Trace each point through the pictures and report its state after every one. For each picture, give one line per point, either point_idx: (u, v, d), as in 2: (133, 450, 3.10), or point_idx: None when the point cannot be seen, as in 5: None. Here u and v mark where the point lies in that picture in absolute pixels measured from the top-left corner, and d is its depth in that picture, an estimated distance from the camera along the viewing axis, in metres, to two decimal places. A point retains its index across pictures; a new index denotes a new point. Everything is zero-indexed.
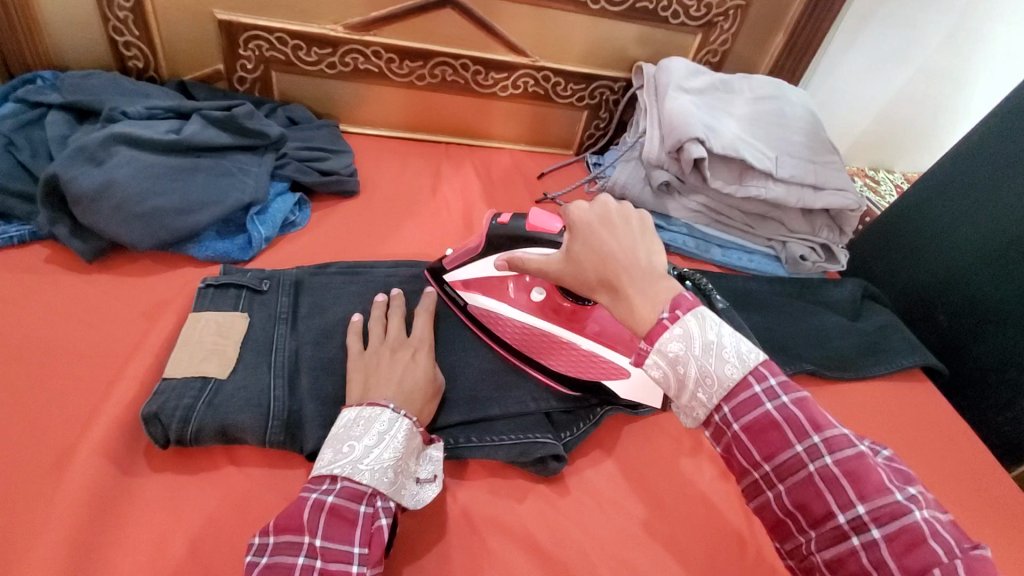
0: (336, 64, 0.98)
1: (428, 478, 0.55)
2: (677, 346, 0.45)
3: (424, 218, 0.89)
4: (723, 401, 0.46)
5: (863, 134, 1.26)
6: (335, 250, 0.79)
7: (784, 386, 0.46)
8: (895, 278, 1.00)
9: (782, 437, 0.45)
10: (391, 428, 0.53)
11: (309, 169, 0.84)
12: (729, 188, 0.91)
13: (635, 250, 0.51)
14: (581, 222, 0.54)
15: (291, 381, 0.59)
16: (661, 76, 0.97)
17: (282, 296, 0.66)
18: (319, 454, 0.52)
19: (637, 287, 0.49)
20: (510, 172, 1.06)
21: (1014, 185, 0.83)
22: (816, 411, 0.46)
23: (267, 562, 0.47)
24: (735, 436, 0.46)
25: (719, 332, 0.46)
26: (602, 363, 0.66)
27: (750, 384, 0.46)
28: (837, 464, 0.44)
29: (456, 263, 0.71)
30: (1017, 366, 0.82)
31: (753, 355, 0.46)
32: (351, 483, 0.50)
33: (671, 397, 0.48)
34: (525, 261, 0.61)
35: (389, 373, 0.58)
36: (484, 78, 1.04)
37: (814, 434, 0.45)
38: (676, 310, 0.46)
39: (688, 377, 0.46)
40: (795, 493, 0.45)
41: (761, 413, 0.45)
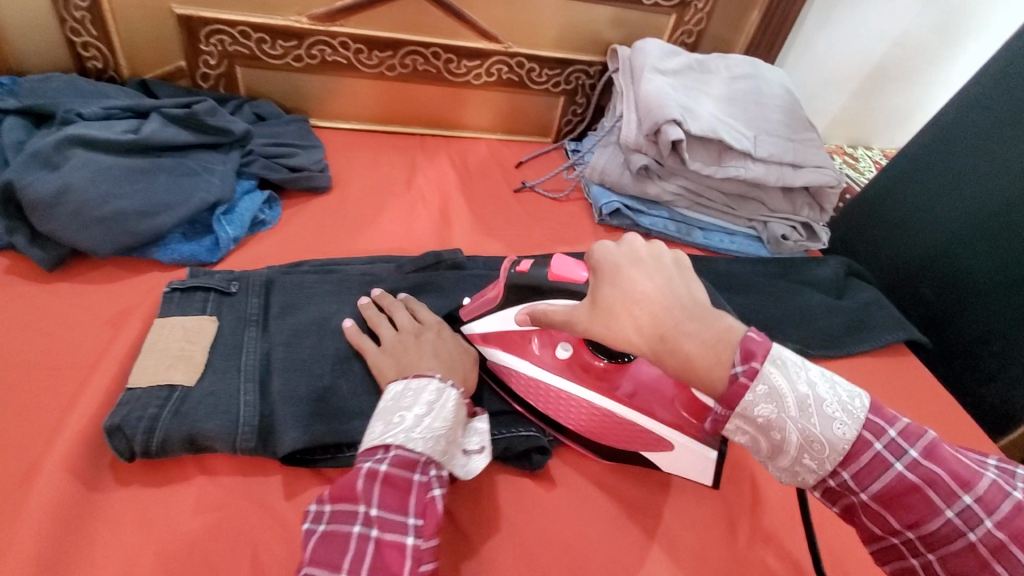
0: (302, 57, 0.95)
1: (476, 449, 0.56)
2: (768, 409, 0.43)
3: (399, 211, 0.87)
4: (841, 465, 0.43)
5: (841, 111, 1.26)
6: (308, 248, 0.77)
7: (909, 440, 0.43)
8: (877, 254, 1.00)
9: (923, 498, 0.42)
10: (439, 398, 0.54)
11: (277, 166, 0.82)
12: (708, 169, 0.90)
13: (674, 289, 0.48)
14: (607, 266, 0.51)
15: (262, 385, 0.57)
16: (637, 58, 0.96)
17: (252, 297, 0.64)
18: (371, 428, 0.53)
19: (690, 334, 0.45)
20: (488, 162, 1.04)
21: (994, 154, 0.83)
22: (954, 465, 0.42)
23: (324, 531, 0.47)
24: (865, 502, 0.44)
25: (811, 382, 0.44)
26: (641, 429, 0.60)
27: (871, 443, 0.43)
28: (998, 527, 0.41)
29: (473, 314, 0.66)
30: (1002, 336, 0.82)
31: (861, 406, 0.44)
32: (403, 452, 0.50)
33: (767, 460, 0.46)
34: (550, 314, 0.57)
35: (421, 352, 0.59)
36: (457, 66, 1.02)
37: (963, 495, 0.41)
38: (751, 362, 0.43)
39: (788, 441, 0.43)
40: (950, 561, 0.42)
41: (893, 476, 0.43)
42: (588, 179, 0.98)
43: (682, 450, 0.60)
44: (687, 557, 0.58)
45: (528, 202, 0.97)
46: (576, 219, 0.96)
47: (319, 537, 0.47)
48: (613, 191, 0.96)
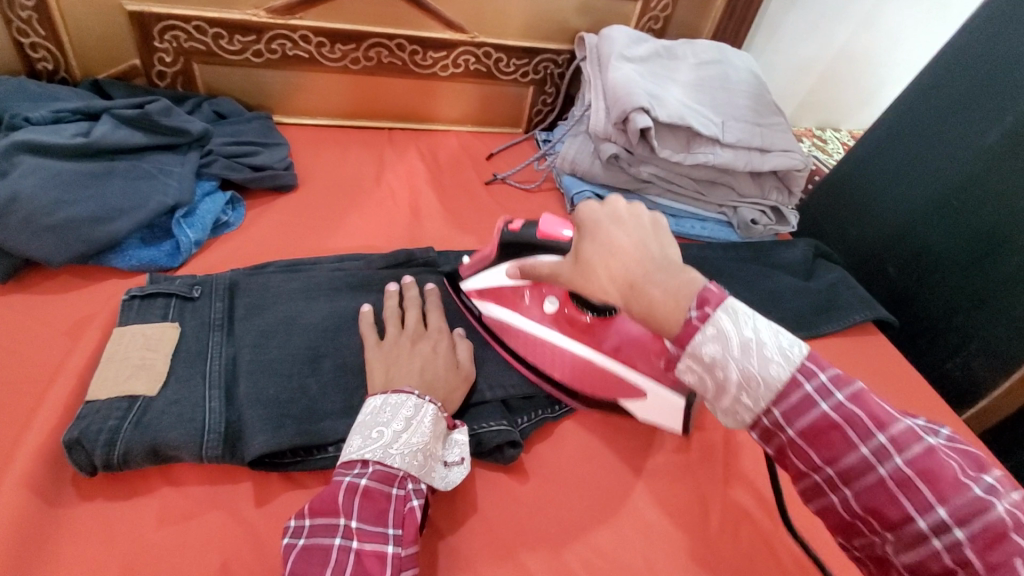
0: (262, 52, 0.93)
1: (456, 461, 0.56)
2: (714, 348, 0.43)
3: (368, 208, 0.85)
4: (773, 403, 0.43)
5: (809, 94, 1.27)
6: (274, 249, 0.75)
7: (836, 381, 0.42)
8: (846, 235, 1.01)
9: (844, 438, 0.41)
10: (417, 414, 0.54)
11: (239, 166, 0.80)
12: (677, 156, 0.89)
13: (647, 244, 0.50)
14: (590, 222, 0.55)
15: (228, 391, 0.56)
16: (603, 46, 0.95)
17: (216, 301, 0.63)
18: (348, 441, 0.53)
19: (656, 281, 0.47)
20: (458, 155, 1.03)
21: (953, 132, 0.84)
22: (876, 406, 0.42)
23: (304, 544, 0.47)
24: (789, 439, 0.43)
25: (755, 328, 0.43)
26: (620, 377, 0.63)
27: (800, 382, 0.42)
28: (909, 464, 0.39)
29: (472, 271, 0.69)
30: (965, 312, 0.84)
31: (796, 349, 0.43)
32: (383, 467, 0.51)
33: (712, 402, 0.46)
34: (535, 266, 0.62)
35: (408, 363, 0.59)
36: (423, 57, 1.00)
37: (878, 433, 0.40)
38: (704, 306, 0.44)
39: (730, 381, 0.43)
40: (864, 497, 0.41)
41: (816, 414, 0.42)
42: (560, 169, 0.98)
43: (655, 398, 0.62)
44: (661, 542, 0.59)
45: (499, 194, 0.96)
46: (547, 210, 0.96)
47: (300, 551, 0.47)
48: (584, 180, 0.96)
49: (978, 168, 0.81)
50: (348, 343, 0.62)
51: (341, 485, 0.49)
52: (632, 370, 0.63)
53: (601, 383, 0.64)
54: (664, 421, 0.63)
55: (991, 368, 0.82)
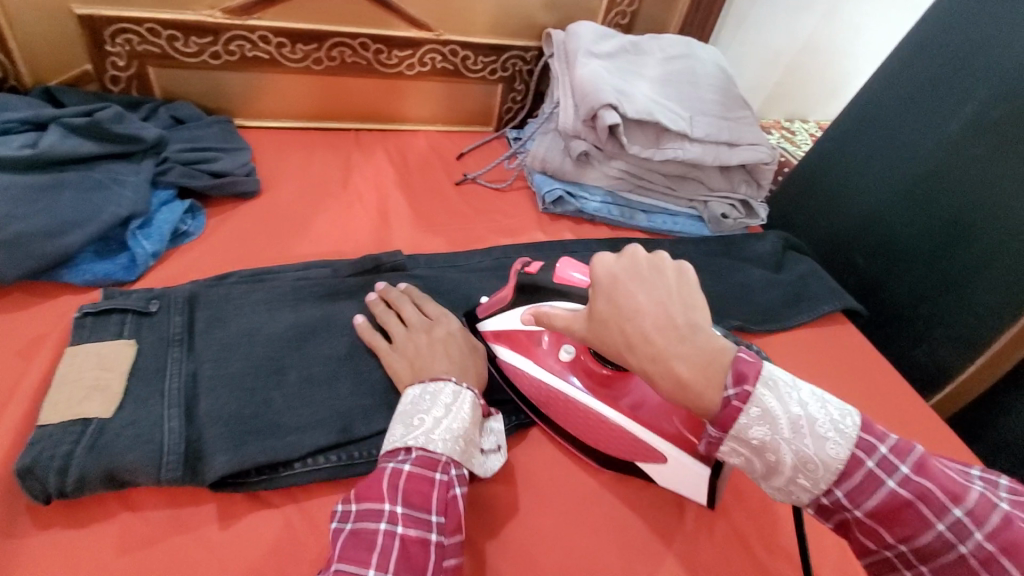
0: (220, 54, 0.90)
1: (493, 449, 0.59)
2: (761, 431, 0.44)
3: (335, 213, 0.83)
4: (835, 484, 0.44)
5: (776, 87, 1.28)
6: (236, 258, 0.73)
7: (902, 456, 0.43)
8: (814, 226, 1.02)
9: (917, 515, 0.42)
10: (456, 400, 0.56)
11: (198, 173, 0.77)
12: (647, 152, 0.89)
13: (669, 307, 0.48)
14: (604, 278, 0.50)
15: (188, 409, 0.54)
16: (570, 42, 0.94)
17: (174, 315, 0.61)
18: (389, 430, 0.54)
19: (681, 355, 0.46)
20: (428, 155, 1.02)
21: (917, 121, 0.86)
22: (947, 479, 0.42)
23: (351, 528, 0.48)
24: (858, 519, 0.44)
25: (802, 403, 0.45)
26: (640, 442, 0.59)
27: (862, 461, 0.43)
28: (989, 539, 0.40)
29: (489, 311, 0.68)
30: (930, 300, 0.86)
31: (853, 425, 0.44)
32: (426, 452, 0.52)
33: (761, 480, 0.47)
34: (552, 316, 0.57)
35: (433, 352, 0.60)
36: (388, 56, 0.98)
37: (954, 508, 0.41)
38: (743, 384, 0.45)
39: (782, 464, 0.44)
40: (945, 575, 0.42)
41: (885, 492, 0.43)
42: (530, 167, 0.97)
43: (676, 464, 0.58)
44: (639, 542, 0.59)
45: (470, 195, 0.95)
46: (519, 209, 0.95)
47: (347, 534, 0.47)
48: (555, 178, 0.95)
49: (940, 157, 0.83)
50: (315, 355, 0.61)
51: (386, 471, 0.50)
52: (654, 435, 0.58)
53: (620, 445, 0.60)
54: (687, 490, 0.60)
55: (958, 353, 0.83)
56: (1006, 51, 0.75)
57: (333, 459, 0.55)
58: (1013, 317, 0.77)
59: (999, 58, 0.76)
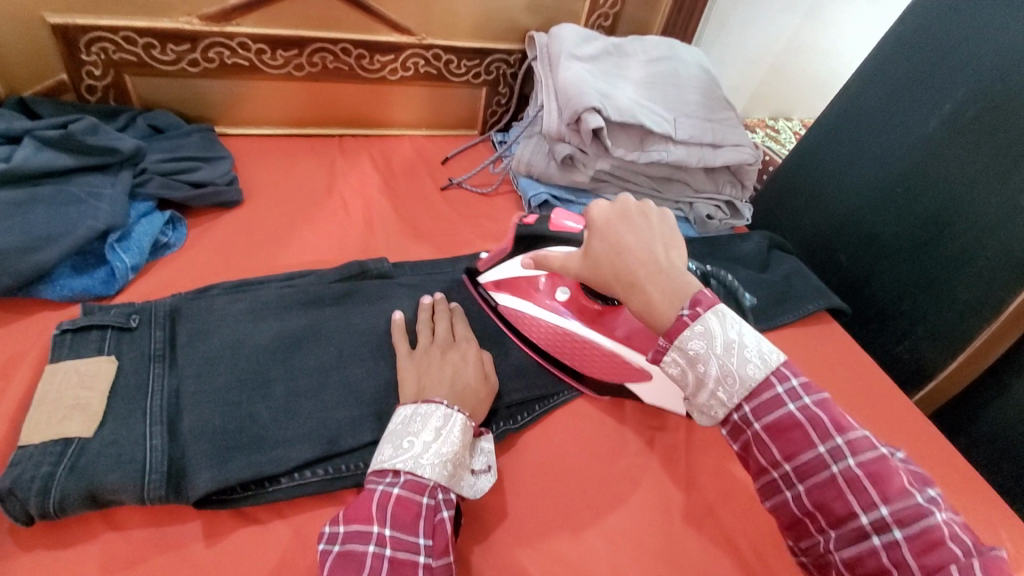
0: (198, 61, 0.88)
1: (483, 469, 0.57)
2: (699, 344, 0.49)
3: (320, 221, 0.83)
4: (745, 400, 0.49)
5: (760, 86, 1.29)
6: (219, 270, 0.72)
7: (806, 388, 0.49)
8: (798, 224, 1.03)
9: (806, 437, 0.48)
10: (446, 423, 0.55)
11: (177, 183, 0.76)
12: (631, 155, 0.90)
13: (651, 245, 0.55)
14: (600, 219, 0.58)
15: (171, 426, 0.54)
16: (553, 45, 0.94)
17: (156, 330, 0.60)
18: (378, 450, 0.54)
19: (654, 282, 0.53)
20: (413, 160, 1.01)
21: (897, 120, 0.86)
22: (837, 414, 0.48)
23: (339, 550, 0.47)
24: (756, 434, 0.49)
25: (740, 332, 0.49)
26: (629, 364, 0.66)
27: (773, 384, 0.49)
28: (859, 466, 0.46)
29: (490, 264, 0.72)
30: (912, 296, 0.87)
31: (775, 356, 0.50)
32: (414, 476, 0.51)
33: (688, 394, 0.51)
34: (547, 258, 0.64)
35: (441, 372, 0.60)
36: (370, 61, 0.97)
37: (837, 436, 0.47)
38: (696, 307, 0.50)
39: (709, 376, 0.49)
40: (815, 493, 0.47)
41: (785, 414, 0.48)
42: (516, 171, 0.96)
43: (660, 380, 0.66)
44: (629, 547, 0.59)
45: (455, 200, 0.95)
46: (505, 213, 0.95)
47: (335, 556, 0.47)
48: (541, 181, 0.95)
49: (919, 155, 0.84)
50: (301, 367, 0.61)
51: (374, 493, 0.50)
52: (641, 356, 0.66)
53: (610, 368, 0.67)
54: (667, 404, 0.68)
55: (939, 350, 0.85)
56: (985, 49, 0.75)
57: (319, 472, 0.55)
58: (992, 313, 0.78)
59: (977, 57, 0.76)
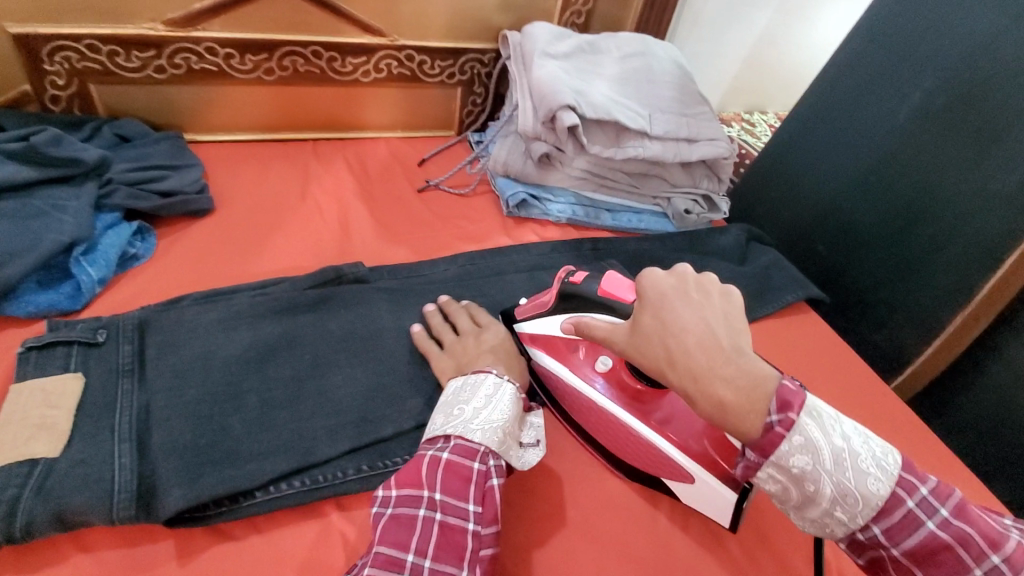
0: (165, 67, 0.87)
1: (532, 442, 0.57)
2: (804, 460, 0.44)
3: (294, 227, 0.81)
4: (874, 520, 0.44)
5: (735, 80, 1.30)
6: (190, 280, 0.71)
7: (938, 496, 0.45)
8: (776, 216, 1.04)
9: (956, 557, 0.43)
10: (496, 393, 0.57)
11: (144, 193, 0.74)
12: (608, 151, 0.89)
13: (714, 328, 0.48)
14: (653, 294, 0.51)
15: (141, 443, 0.52)
16: (526, 44, 0.94)
17: (124, 344, 0.58)
18: (431, 420, 0.57)
19: (724, 375, 0.45)
20: (388, 162, 1.00)
21: (868, 110, 0.87)
22: (985, 524, 0.44)
23: (392, 512, 0.49)
24: (894, 555, 0.45)
25: (848, 439, 0.45)
26: (667, 460, 0.58)
27: (903, 500, 0.44)
28: None
29: (527, 316, 0.68)
30: (889, 285, 0.88)
31: (894, 463, 0.45)
32: (463, 441, 0.53)
33: (795, 510, 0.47)
34: (593, 328, 0.57)
35: (477, 356, 0.63)
36: (342, 64, 0.96)
37: (993, 554, 0.43)
38: (787, 413, 0.44)
39: (823, 496, 0.44)
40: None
41: (924, 532, 0.44)
42: (493, 171, 0.96)
43: (704, 487, 0.57)
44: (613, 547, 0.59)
45: (433, 202, 0.94)
46: (484, 214, 0.94)
47: (389, 517, 0.49)
48: (519, 181, 0.95)
49: (891, 145, 0.85)
50: (274, 377, 0.60)
51: (425, 458, 0.52)
52: (682, 452, 0.57)
53: (646, 459, 0.60)
54: (709, 511, 0.59)
55: (917, 337, 0.86)
56: (951, 39, 0.77)
57: (296, 485, 0.54)
58: (965, 299, 0.79)
59: (944, 46, 0.78)
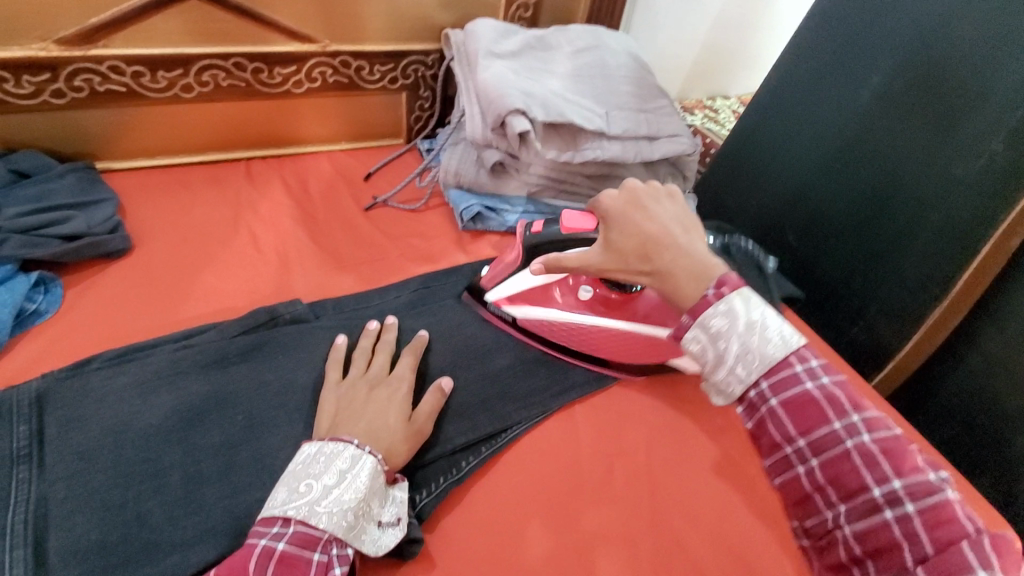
0: (64, 91, 0.77)
1: (391, 521, 0.50)
2: (722, 321, 0.47)
3: (226, 261, 0.74)
4: (762, 376, 0.47)
5: (694, 65, 1.25)
6: (104, 334, 0.62)
7: (824, 367, 0.47)
8: (745, 208, 1.00)
9: (821, 413, 0.46)
10: (353, 467, 0.49)
11: (43, 240, 0.65)
12: (564, 156, 0.83)
13: (671, 230, 0.56)
14: (614, 211, 0.59)
15: (38, 545, 0.45)
16: (470, 42, 0.87)
17: (19, 424, 0.51)
18: (273, 494, 0.48)
19: (676, 262, 0.53)
20: (331, 179, 0.93)
21: (832, 96, 0.83)
22: (854, 393, 0.47)
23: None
24: (770, 411, 0.47)
25: (763, 312, 0.47)
26: (653, 342, 0.68)
27: (792, 363, 0.47)
28: (875, 442, 0.45)
29: (496, 279, 0.72)
30: (863, 276, 0.84)
31: (794, 338, 0.48)
32: (304, 529, 0.45)
33: (708, 373, 0.49)
34: (563, 260, 0.62)
35: (361, 411, 0.55)
36: (269, 75, 0.87)
37: (853, 414, 0.46)
38: (721, 288, 0.48)
39: (729, 353, 0.47)
40: (830, 467, 0.46)
41: (801, 391, 0.47)
42: (444, 182, 0.89)
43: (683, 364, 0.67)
44: None
45: (382, 219, 0.87)
46: (437, 229, 0.88)
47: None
48: (472, 192, 0.88)
49: (856, 132, 0.81)
50: (198, 446, 0.53)
51: (254, 549, 0.44)
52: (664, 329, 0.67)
53: (640, 350, 0.69)
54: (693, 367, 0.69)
55: (894, 329, 0.82)
56: (907, 21, 0.73)
57: None
58: (941, 290, 0.76)
59: (898, 30, 0.74)
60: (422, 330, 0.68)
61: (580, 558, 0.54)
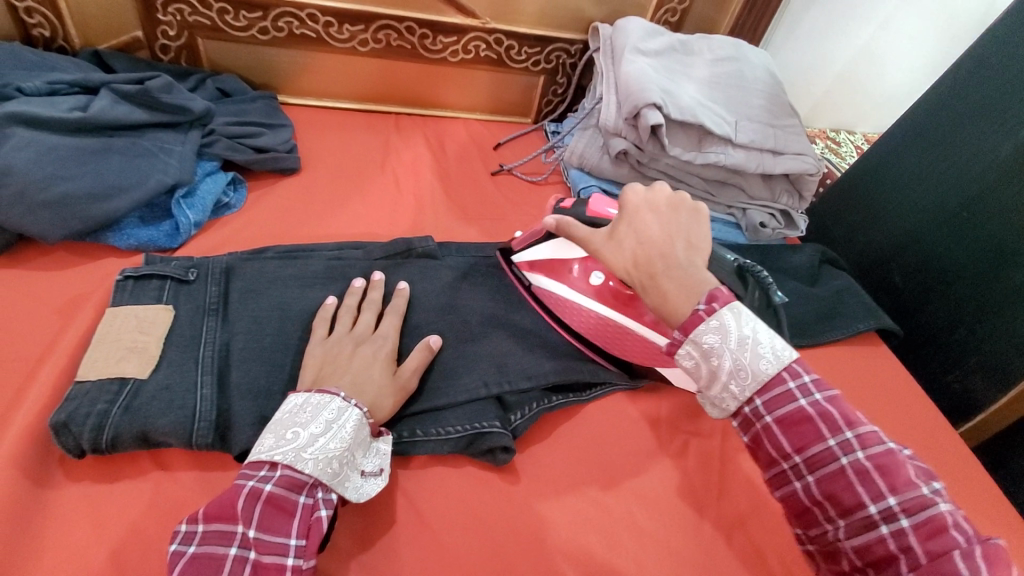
0: (268, 29, 0.90)
1: (373, 471, 0.54)
2: (713, 338, 0.48)
3: (371, 194, 0.84)
4: (756, 393, 0.49)
5: (825, 95, 1.23)
6: (272, 233, 0.74)
7: (817, 383, 0.48)
8: (854, 242, 0.99)
9: (815, 429, 0.48)
10: (340, 417, 0.52)
11: (242, 147, 0.79)
12: (688, 154, 0.87)
13: (673, 240, 0.54)
14: (631, 207, 0.58)
15: (220, 378, 0.57)
16: (617, 38, 0.93)
17: (211, 285, 0.63)
18: (260, 440, 0.51)
19: (670, 276, 0.52)
20: (465, 142, 1.01)
21: (965, 144, 0.82)
22: (848, 409, 0.48)
23: (194, 551, 0.45)
24: (765, 427, 0.49)
25: (755, 328, 0.48)
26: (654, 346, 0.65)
27: (784, 380, 0.48)
28: (869, 458, 0.46)
29: (524, 245, 0.71)
30: (969, 325, 0.82)
31: (787, 353, 0.49)
32: (291, 472, 0.49)
33: (701, 388, 0.51)
34: (572, 227, 0.61)
35: (346, 366, 0.58)
36: (432, 42, 0.97)
37: (847, 430, 0.47)
38: (712, 303, 0.49)
39: (721, 368, 0.49)
40: (825, 483, 0.47)
41: (794, 407, 0.48)
42: (567, 163, 0.96)
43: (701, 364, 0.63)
44: (657, 545, 0.57)
45: (504, 186, 0.95)
46: None
47: (188, 558, 0.45)
48: (591, 175, 0.94)
49: (989, 184, 0.79)
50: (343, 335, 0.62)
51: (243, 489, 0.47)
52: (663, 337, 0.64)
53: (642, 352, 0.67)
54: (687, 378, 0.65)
55: (991, 385, 0.81)
56: None
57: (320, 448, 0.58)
58: None
59: None
60: (402, 281, 0.70)
61: (647, 508, 0.60)
